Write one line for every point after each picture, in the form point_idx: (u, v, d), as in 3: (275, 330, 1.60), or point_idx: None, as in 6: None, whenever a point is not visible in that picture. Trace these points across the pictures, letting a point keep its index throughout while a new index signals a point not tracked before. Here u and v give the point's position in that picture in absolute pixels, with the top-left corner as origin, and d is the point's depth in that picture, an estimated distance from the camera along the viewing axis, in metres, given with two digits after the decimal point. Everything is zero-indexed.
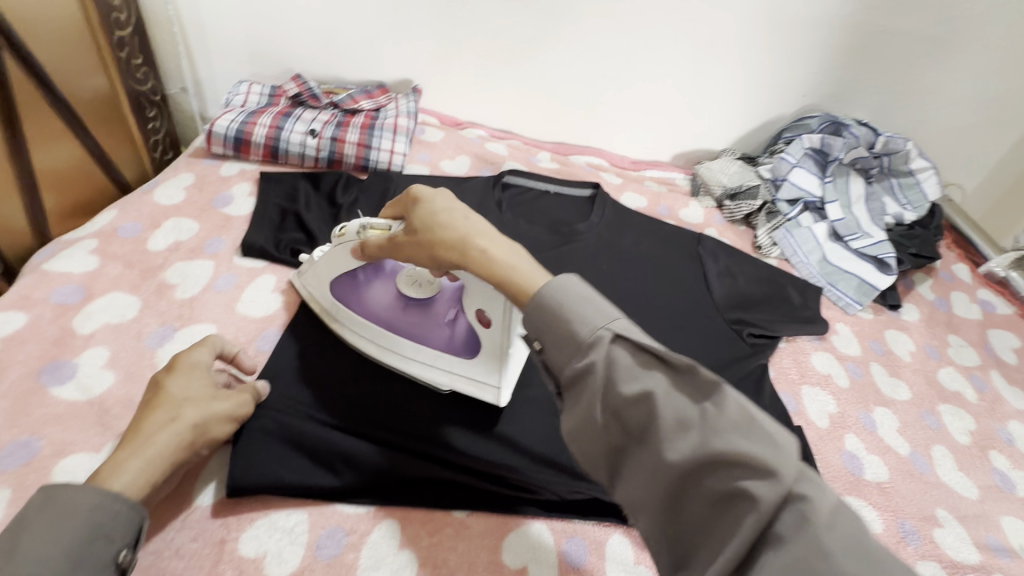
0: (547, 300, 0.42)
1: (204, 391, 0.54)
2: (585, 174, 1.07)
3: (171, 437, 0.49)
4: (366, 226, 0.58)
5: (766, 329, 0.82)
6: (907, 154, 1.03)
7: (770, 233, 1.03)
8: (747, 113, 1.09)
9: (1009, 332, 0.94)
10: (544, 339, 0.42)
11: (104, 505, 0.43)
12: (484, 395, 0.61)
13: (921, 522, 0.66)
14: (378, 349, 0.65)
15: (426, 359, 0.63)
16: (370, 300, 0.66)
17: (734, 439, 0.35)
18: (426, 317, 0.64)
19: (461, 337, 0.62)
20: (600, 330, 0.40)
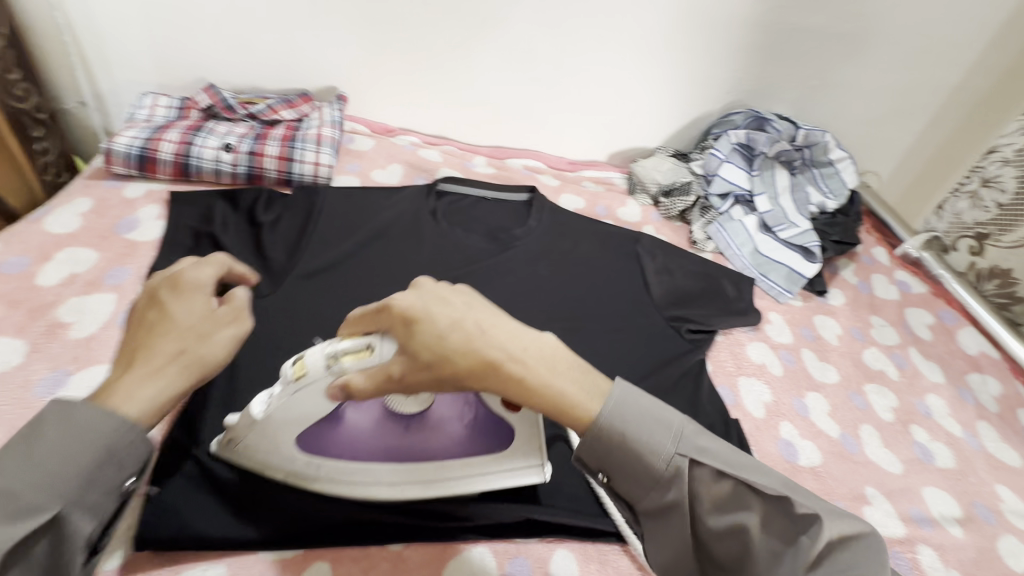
0: (613, 435, 0.45)
1: (203, 310, 0.49)
2: (522, 178, 1.06)
3: (165, 365, 0.46)
4: (335, 356, 0.49)
5: (703, 324, 0.84)
6: (826, 146, 1.08)
7: (704, 228, 1.05)
8: (676, 111, 1.12)
9: (925, 310, 0.99)
10: (621, 479, 0.46)
11: (118, 432, 0.43)
12: (529, 477, 0.59)
13: (851, 501, 0.69)
14: (395, 483, 0.57)
15: (456, 472, 0.58)
16: (352, 435, 0.57)
17: (827, 564, 0.42)
18: (431, 433, 0.58)
19: (481, 432, 0.58)
20: (679, 463, 0.44)
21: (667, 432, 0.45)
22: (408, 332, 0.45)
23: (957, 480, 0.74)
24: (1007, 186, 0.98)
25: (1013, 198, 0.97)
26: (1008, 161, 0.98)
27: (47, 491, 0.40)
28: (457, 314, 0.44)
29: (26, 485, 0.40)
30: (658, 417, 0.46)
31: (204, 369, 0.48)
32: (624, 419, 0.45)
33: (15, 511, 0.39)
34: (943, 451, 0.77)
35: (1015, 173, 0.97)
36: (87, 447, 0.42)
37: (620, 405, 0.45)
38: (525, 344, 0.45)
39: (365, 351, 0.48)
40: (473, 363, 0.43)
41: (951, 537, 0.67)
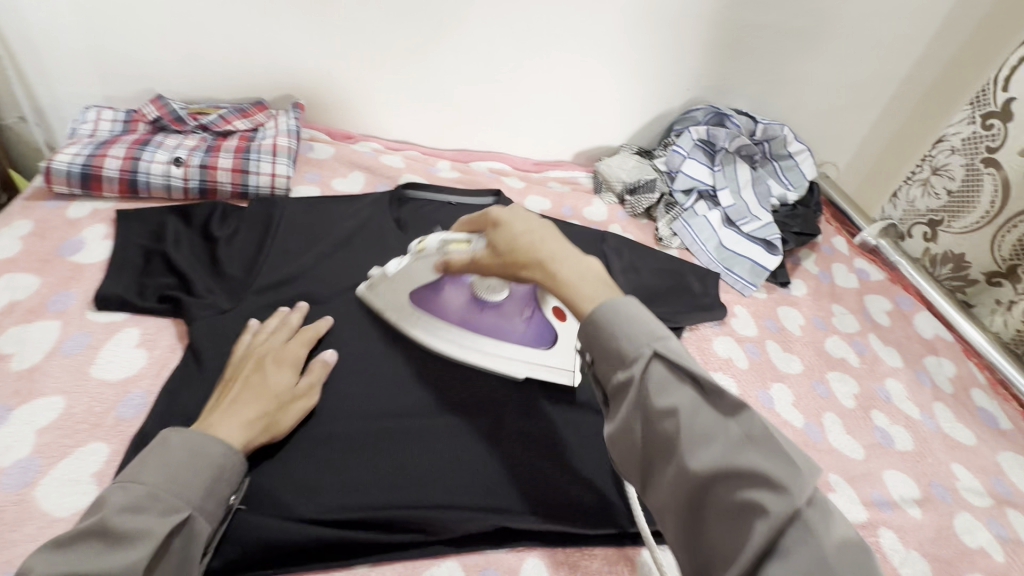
0: (598, 316, 0.50)
1: (289, 384, 0.63)
2: (487, 181, 1.05)
3: (251, 419, 0.58)
4: (447, 241, 0.66)
5: (670, 321, 0.85)
6: (784, 139, 1.11)
7: (670, 225, 1.06)
8: (638, 109, 1.12)
9: (883, 296, 1.02)
10: (596, 355, 0.51)
11: (226, 453, 0.54)
12: (562, 379, 0.71)
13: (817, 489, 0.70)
14: (460, 347, 0.72)
15: (507, 352, 0.72)
16: (445, 303, 0.74)
17: (752, 462, 0.43)
18: (500, 317, 0.73)
19: (536, 330, 0.73)
20: (644, 350, 0.48)
21: (643, 327, 0.49)
22: (493, 230, 0.60)
23: (915, 462, 0.76)
24: (956, 174, 1.01)
25: (962, 186, 1.00)
26: (956, 150, 1.01)
27: (179, 496, 0.50)
28: (533, 225, 0.58)
29: (165, 490, 0.50)
30: (639, 315, 0.50)
31: (273, 432, 0.60)
32: (611, 307, 0.50)
33: (160, 511, 0.48)
34: (902, 434, 0.80)
35: (963, 162, 1.00)
36: (206, 460, 0.53)
37: (613, 301, 0.51)
38: (570, 256, 0.56)
39: (465, 244, 0.65)
40: (529, 261, 0.56)
41: (910, 519, 0.69)
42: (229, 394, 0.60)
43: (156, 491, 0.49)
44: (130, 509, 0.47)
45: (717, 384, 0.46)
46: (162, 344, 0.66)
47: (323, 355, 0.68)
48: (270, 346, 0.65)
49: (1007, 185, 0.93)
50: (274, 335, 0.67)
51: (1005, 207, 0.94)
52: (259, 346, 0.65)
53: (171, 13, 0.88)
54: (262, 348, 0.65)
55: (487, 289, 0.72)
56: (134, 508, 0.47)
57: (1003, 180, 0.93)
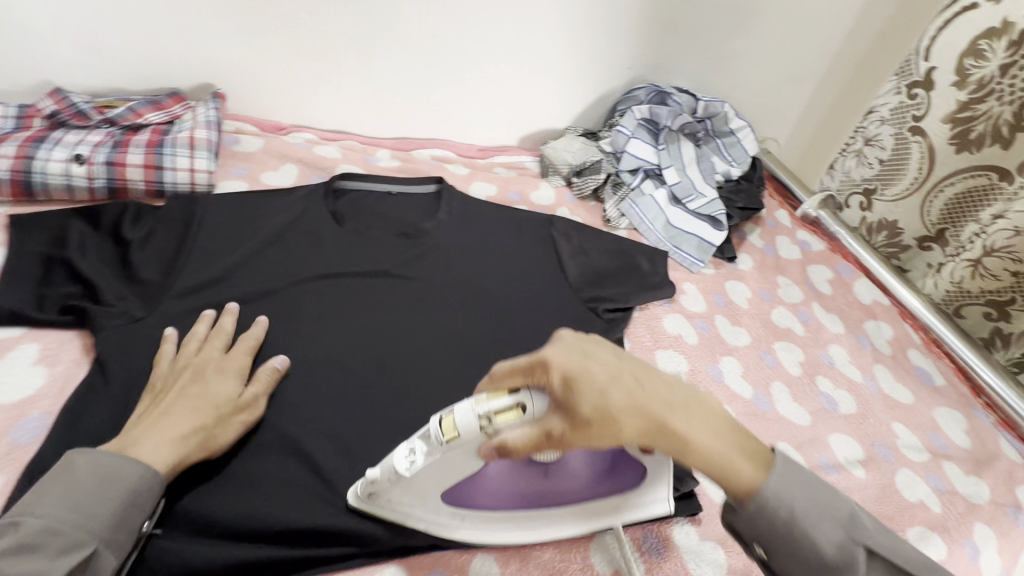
0: (773, 506, 0.46)
1: (232, 395, 0.62)
2: (428, 169, 1.02)
3: (184, 435, 0.57)
4: (489, 415, 0.49)
5: (619, 303, 0.84)
6: (726, 116, 1.12)
7: (617, 206, 1.05)
8: (580, 91, 1.11)
9: (824, 265, 1.05)
10: (783, 562, 0.47)
11: (143, 479, 0.53)
12: (655, 508, 0.62)
13: None
14: (536, 525, 0.61)
15: (589, 509, 0.62)
16: (492, 483, 0.60)
17: None
18: (565, 478, 0.61)
19: (612, 470, 0.61)
20: (848, 545, 0.45)
21: (831, 510, 0.46)
22: (571, 396, 0.46)
23: (858, 424, 0.79)
24: (886, 144, 1.04)
25: (892, 155, 1.03)
26: (886, 120, 1.03)
27: (82, 530, 0.49)
28: (613, 371, 0.48)
29: (66, 524, 0.48)
30: (819, 500, 0.47)
31: (209, 448, 0.59)
32: (784, 496, 0.46)
33: (59, 548, 0.47)
34: (846, 397, 0.82)
35: (892, 131, 1.02)
36: (118, 489, 0.52)
37: (782, 474, 0.47)
38: (685, 411, 0.48)
39: (519, 411, 0.49)
40: (638, 427, 0.46)
41: (855, 479, 0.71)
42: (161, 406, 0.58)
43: (58, 526, 0.48)
44: (23, 547, 0.46)
45: (938, 574, 0.43)
46: (63, 360, 0.63)
47: (273, 362, 0.66)
48: (207, 355, 0.64)
49: (933, 151, 0.96)
50: (211, 342, 0.65)
51: (932, 173, 0.98)
52: (196, 355, 0.64)
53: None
54: (199, 356, 0.63)
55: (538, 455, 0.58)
56: (28, 546, 0.46)
57: (929, 148, 0.97)
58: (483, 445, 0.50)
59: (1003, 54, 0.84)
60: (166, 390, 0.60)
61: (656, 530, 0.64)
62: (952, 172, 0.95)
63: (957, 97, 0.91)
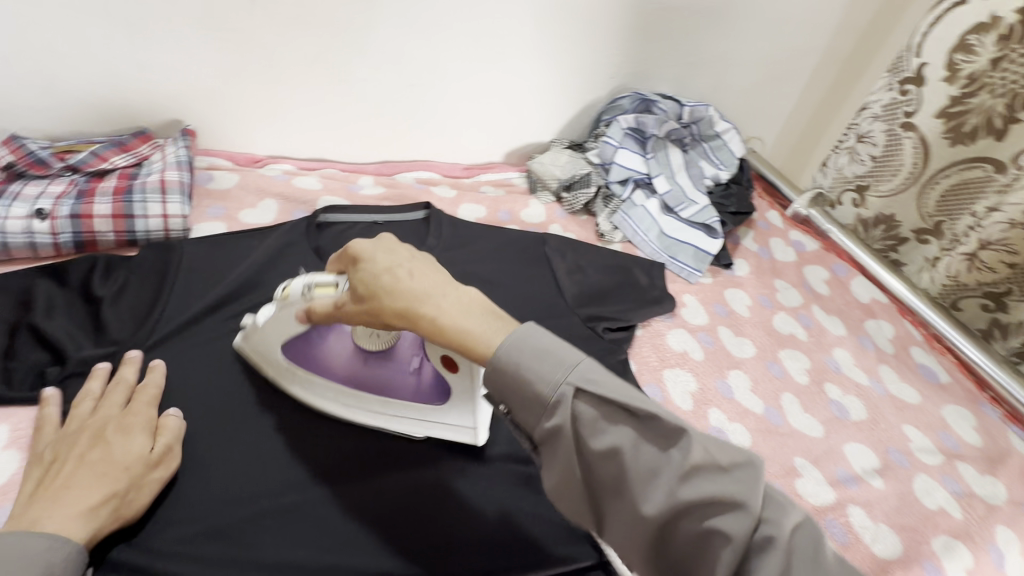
0: (507, 365, 0.46)
1: (141, 452, 0.56)
2: (414, 193, 0.98)
3: (93, 505, 0.51)
4: (311, 285, 0.59)
5: (620, 321, 0.83)
6: (711, 119, 1.11)
7: (610, 219, 1.03)
8: (564, 103, 1.09)
9: (819, 266, 1.04)
10: (514, 408, 0.47)
11: (53, 547, 0.47)
12: (463, 437, 0.64)
13: (783, 480, 0.70)
14: (353, 409, 0.66)
15: (401, 411, 0.65)
16: (326, 355, 0.67)
17: (704, 483, 0.41)
18: (390, 371, 0.66)
19: (427, 387, 0.64)
20: (565, 390, 0.44)
21: (557, 360, 0.45)
22: (355, 270, 0.55)
23: (870, 431, 0.78)
24: (878, 140, 1.03)
25: (884, 151, 1.03)
26: (879, 116, 1.02)
27: None
28: (395, 257, 0.53)
29: None
30: (548, 346, 0.46)
31: (123, 514, 0.54)
32: (514, 343, 0.46)
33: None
34: (856, 404, 0.81)
35: (883, 128, 1.02)
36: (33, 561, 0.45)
37: (520, 332, 0.47)
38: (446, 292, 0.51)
39: (331, 287, 0.58)
40: (393, 305, 0.50)
41: (874, 491, 0.70)
42: (52, 480, 0.52)
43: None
44: None
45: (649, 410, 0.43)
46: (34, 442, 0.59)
47: (171, 411, 0.61)
48: (106, 415, 0.58)
49: (926, 145, 0.96)
50: (109, 399, 0.60)
51: (927, 167, 0.97)
52: (91, 417, 0.58)
53: (12, 41, 0.76)
54: (97, 418, 0.58)
55: (371, 335, 0.65)
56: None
57: (921, 140, 0.96)
58: (299, 310, 0.61)
59: (993, 47, 0.84)
60: (62, 461, 0.54)
61: None
62: (946, 165, 0.95)
63: (949, 92, 0.91)
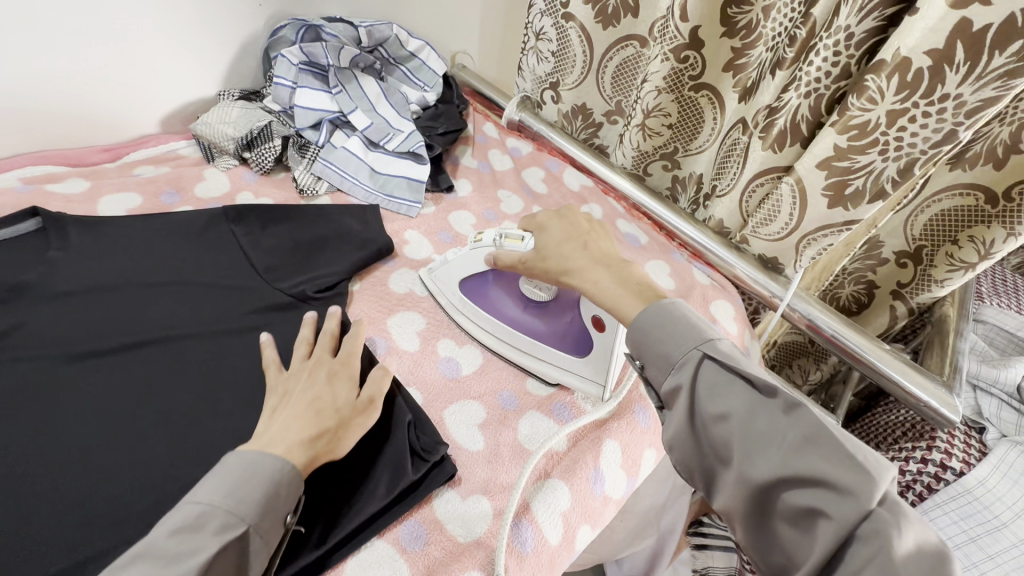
0: (644, 328, 0.54)
1: (349, 397, 0.57)
2: (20, 199, 0.73)
3: (313, 433, 0.52)
4: (504, 235, 0.71)
5: (331, 278, 0.74)
6: (397, 39, 1.03)
7: (310, 170, 0.91)
8: (211, 44, 0.90)
9: (535, 166, 1.08)
10: (647, 363, 0.55)
11: (283, 468, 0.48)
12: (590, 389, 0.66)
13: (514, 383, 0.68)
14: (502, 344, 0.70)
15: (541, 353, 0.68)
16: (493, 294, 0.73)
17: (814, 460, 0.43)
18: (539, 319, 0.70)
19: (570, 340, 0.68)
20: (693, 353, 0.51)
21: (694, 332, 0.52)
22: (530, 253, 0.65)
23: None
24: (551, 35, 1.07)
25: (559, 45, 1.07)
26: (544, 12, 1.06)
27: (232, 513, 0.44)
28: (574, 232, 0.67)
29: (222, 505, 0.45)
30: (692, 319, 0.54)
31: (329, 454, 0.53)
32: (662, 307, 0.55)
33: (213, 530, 0.43)
34: None
35: (551, 22, 1.05)
36: (261, 478, 0.47)
37: (666, 303, 0.55)
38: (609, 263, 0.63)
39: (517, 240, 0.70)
40: (560, 264, 0.64)
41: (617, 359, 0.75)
42: (284, 405, 0.54)
43: (213, 510, 0.44)
44: (182, 531, 0.43)
45: (769, 383, 0.47)
46: None
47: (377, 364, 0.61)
48: (325, 358, 0.60)
49: (586, 32, 1.02)
50: (318, 345, 0.62)
51: (593, 54, 1.05)
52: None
53: None
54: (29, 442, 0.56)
55: (537, 288, 0.69)
56: (186, 528, 0.43)
57: (581, 29, 1.02)
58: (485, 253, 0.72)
59: None
60: (287, 393, 0.56)
61: (416, 516, 0.55)
62: (607, 49, 1.03)
63: None
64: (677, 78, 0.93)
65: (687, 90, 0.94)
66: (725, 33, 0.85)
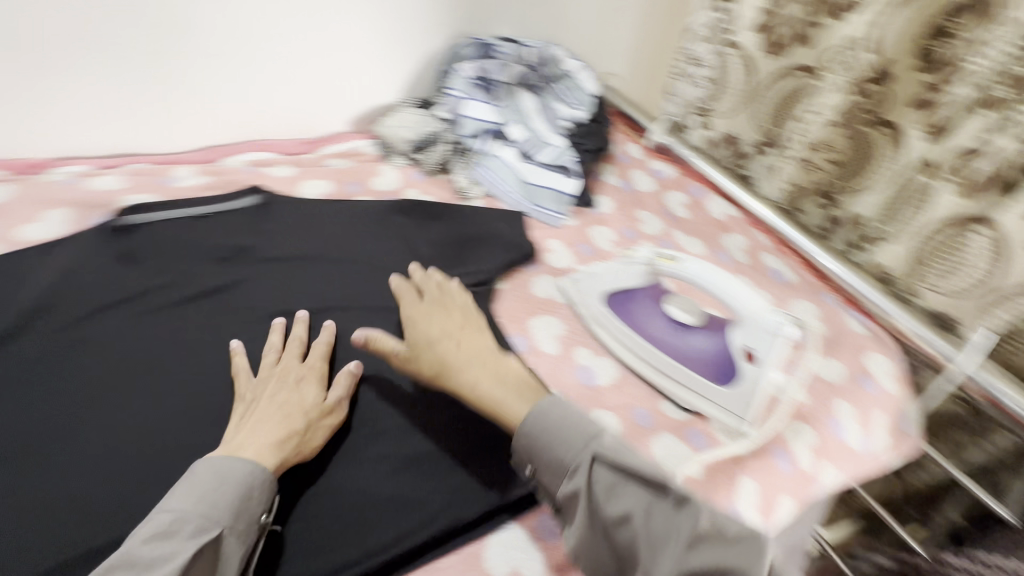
0: (535, 434, 0.54)
1: (316, 400, 0.59)
2: (245, 177, 0.88)
3: (281, 437, 0.54)
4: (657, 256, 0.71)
5: (484, 275, 0.79)
6: (558, 59, 1.10)
7: (468, 175, 0.99)
8: (403, 58, 1.03)
9: (678, 191, 1.08)
10: (540, 469, 0.53)
11: (252, 470, 0.50)
12: (729, 420, 0.66)
13: (649, 403, 0.69)
14: (642, 361, 0.71)
15: (681, 375, 0.69)
16: (636, 313, 0.74)
17: (710, 554, 0.44)
18: (681, 342, 0.70)
19: (714, 367, 0.68)
20: (585, 455, 0.51)
21: (580, 431, 0.53)
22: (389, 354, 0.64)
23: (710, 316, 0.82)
24: (706, 62, 1.10)
25: (716, 72, 1.09)
26: (705, 38, 1.08)
27: (207, 516, 0.47)
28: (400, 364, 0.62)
29: (193, 512, 0.47)
30: (572, 421, 0.54)
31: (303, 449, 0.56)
32: (539, 414, 0.55)
33: (188, 534, 0.45)
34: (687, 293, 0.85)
35: (710, 48, 1.08)
36: (230, 481, 0.49)
37: (540, 408, 0.55)
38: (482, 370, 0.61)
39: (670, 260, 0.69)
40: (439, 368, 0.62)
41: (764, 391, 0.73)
42: (251, 414, 0.57)
43: (184, 517, 0.46)
44: (157, 538, 0.45)
45: (659, 477, 0.48)
46: None
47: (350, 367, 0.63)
48: (291, 363, 0.63)
49: (749, 60, 1.02)
50: (287, 351, 0.64)
51: (752, 83, 1.03)
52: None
53: None
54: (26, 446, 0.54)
55: (685, 312, 0.72)
56: (160, 535, 0.45)
57: (743, 57, 1.03)
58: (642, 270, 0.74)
59: None
60: (256, 400, 0.59)
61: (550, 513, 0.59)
62: (773, 77, 0.99)
63: (757, 4, 0.97)
64: (851, 112, 0.89)
65: (860, 126, 0.89)
66: (921, 67, 0.79)
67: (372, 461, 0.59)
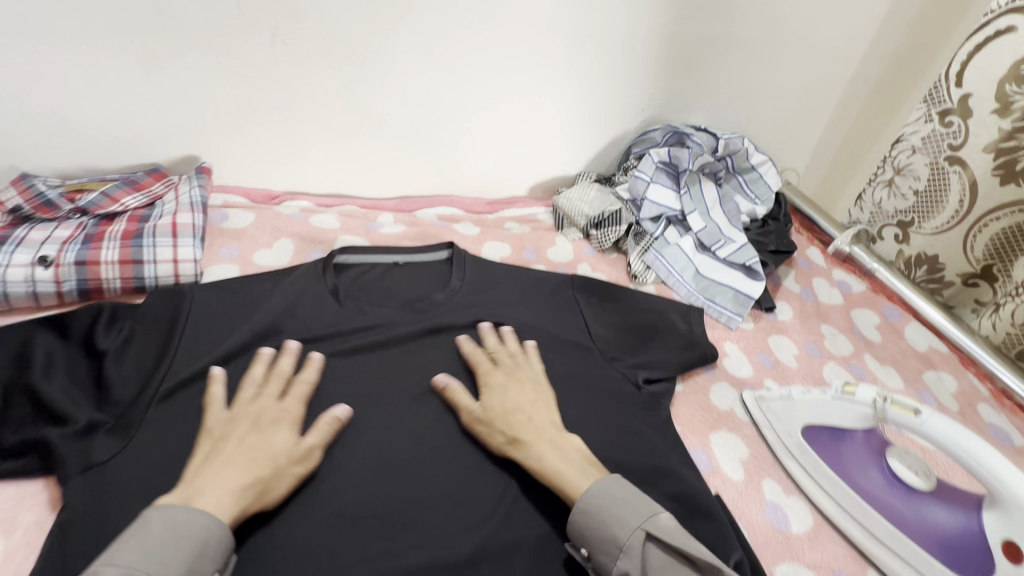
0: (586, 508, 0.55)
1: (288, 444, 0.59)
2: (437, 231, 0.94)
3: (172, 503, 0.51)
4: (890, 399, 0.60)
5: (662, 372, 0.75)
6: (746, 152, 1.04)
7: (642, 257, 0.97)
8: (592, 138, 1.05)
9: (868, 309, 0.97)
10: (594, 549, 0.54)
11: (210, 527, 0.49)
12: None
13: (854, 567, 0.59)
14: (850, 517, 0.62)
15: (905, 548, 0.59)
16: (846, 458, 0.65)
17: None
18: (907, 509, 0.61)
19: (952, 551, 0.57)
20: (639, 533, 0.52)
21: (632, 511, 0.54)
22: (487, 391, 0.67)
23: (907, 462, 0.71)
24: (920, 175, 0.96)
25: (928, 185, 0.96)
26: (916, 150, 0.96)
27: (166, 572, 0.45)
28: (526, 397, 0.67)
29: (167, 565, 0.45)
30: (628, 498, 0.55)
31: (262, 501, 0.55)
32: (595, 488, 0.56)
33: None
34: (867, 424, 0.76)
35: (926, 162, 0.95)
36: (189, 538, 0.48)
37: (598, 481, 0.57)
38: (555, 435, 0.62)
39: (912, 411, 0.58)
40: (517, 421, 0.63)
41: None
42: (218, 455, 0.56)
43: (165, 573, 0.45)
44: None
45: (711, 561, 0.50)
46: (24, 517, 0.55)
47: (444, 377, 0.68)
48: (264, 403, 0.62)
49: (976, 183, 0.89)
50: (268, 386, 0.64)
51: (974, 208, 0.90)
52: (253, 403, 0.62)
53: (67, 95, 0.78)
54: (256, 406, 0.61)
55: (912, 471, 0.62)
56: None
57: (970, 178, 0.89)
58: (862, 411, 0.63)
59: None
60: (224, 438, 0.58)
61: None
62: (997, 206, 0.88)
63: (1000, 126, 0.84)
64: None
65: None
66: None
67: (547, 561, 0.58)
